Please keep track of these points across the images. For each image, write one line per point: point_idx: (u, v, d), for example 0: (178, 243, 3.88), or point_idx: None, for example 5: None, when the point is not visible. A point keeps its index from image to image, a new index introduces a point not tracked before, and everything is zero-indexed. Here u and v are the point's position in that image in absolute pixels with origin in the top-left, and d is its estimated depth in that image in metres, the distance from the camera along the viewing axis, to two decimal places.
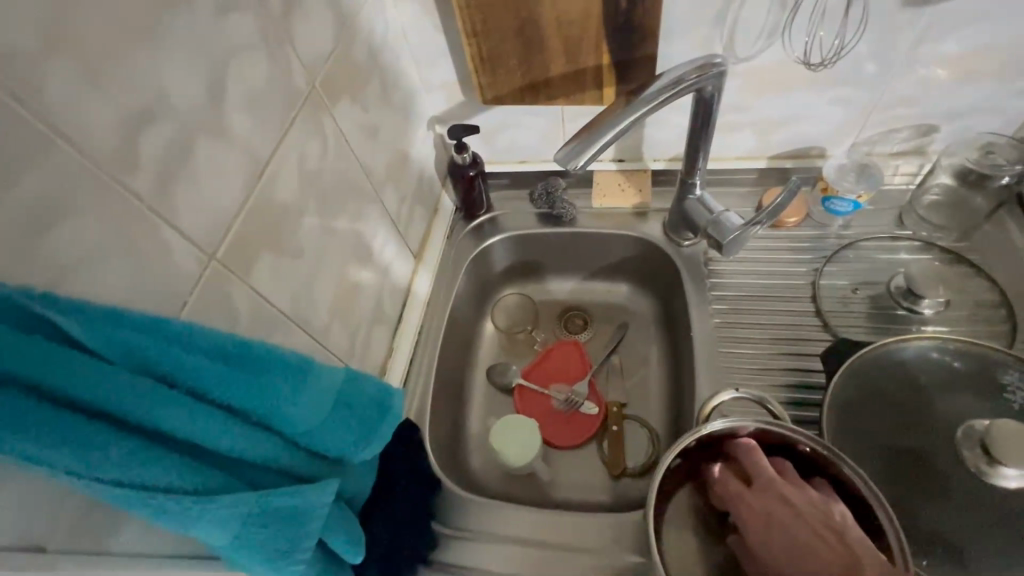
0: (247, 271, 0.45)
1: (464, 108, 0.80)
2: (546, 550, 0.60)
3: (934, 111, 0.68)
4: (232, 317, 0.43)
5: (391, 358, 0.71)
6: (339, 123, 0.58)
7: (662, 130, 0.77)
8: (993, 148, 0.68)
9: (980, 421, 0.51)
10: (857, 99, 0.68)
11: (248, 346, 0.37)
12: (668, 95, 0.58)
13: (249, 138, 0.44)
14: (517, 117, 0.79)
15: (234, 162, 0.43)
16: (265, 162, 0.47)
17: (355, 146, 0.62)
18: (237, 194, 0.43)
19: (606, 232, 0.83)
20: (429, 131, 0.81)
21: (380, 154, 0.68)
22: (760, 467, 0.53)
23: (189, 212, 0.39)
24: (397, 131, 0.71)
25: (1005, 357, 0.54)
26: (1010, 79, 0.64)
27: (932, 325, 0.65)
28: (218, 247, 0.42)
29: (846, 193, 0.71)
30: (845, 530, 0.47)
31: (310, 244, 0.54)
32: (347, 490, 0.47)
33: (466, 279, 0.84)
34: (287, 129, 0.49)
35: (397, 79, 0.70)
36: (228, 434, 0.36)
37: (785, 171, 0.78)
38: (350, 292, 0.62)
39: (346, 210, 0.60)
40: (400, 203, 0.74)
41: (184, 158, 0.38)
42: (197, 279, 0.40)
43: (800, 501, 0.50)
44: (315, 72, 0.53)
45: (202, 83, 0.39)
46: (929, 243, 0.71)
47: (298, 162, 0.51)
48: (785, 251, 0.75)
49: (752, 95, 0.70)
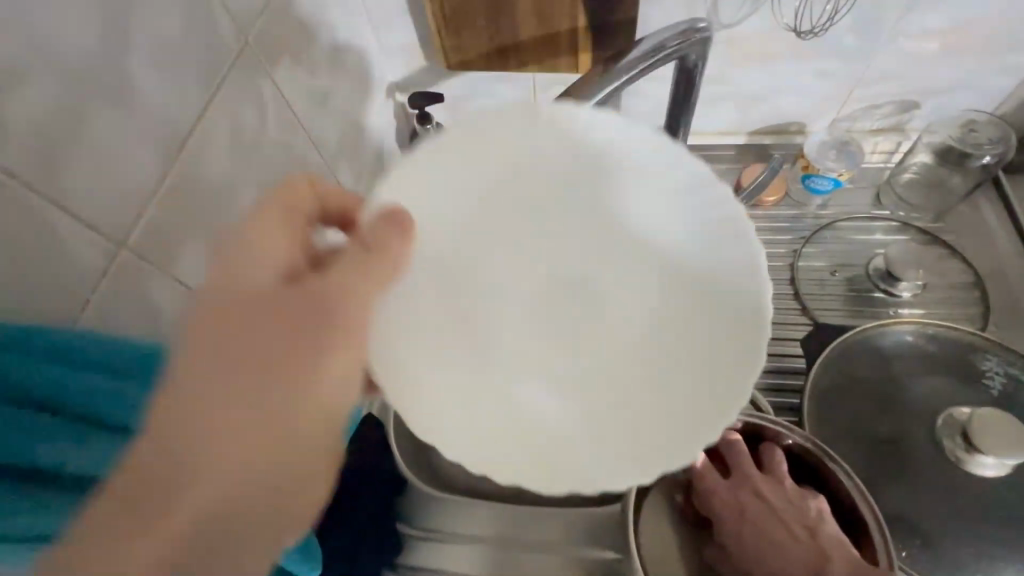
0: (169, 260, 0.39)
1: (426, 74, 0.73)
2: (519, 549, 0.57)
3: (917, 86, 0.66)
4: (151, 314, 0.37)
5: None
6: (281, 88, 0.51)
7: (639, 102, 0.73)
8: (975, 125, 0.66)
9: (961, 409, 0.50)
10: (842, 72, 0.65)
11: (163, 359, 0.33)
12: (648, 63, 0.53)
13: (162, 102, 0.37)
14: (483, 86, 0.73)
15: (143, 133, 0.36)
16: (190, 133, 0.40)
17: (301, 115, 0.55)
18: (151, 170, 0.37)
19: None
20: (389, 99, 0.74)
21: (331, 124, 0.61)
22: (740, 463, 0.51)
23: (87, 191, 0.32)
24: (349, 99, 0.64)
25: (981, 342, 0.53)
26: (994, 54, 0.61)
27: (907, 308, 0.64)
28: (130, 232, 0.35)
29: (828, 170, 0.68)
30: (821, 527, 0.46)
31: None
32: None
33: None
34: (216, 91, 0.42)
35: (349, 40, 0.63)
36: None
37: (764, 147, 0.75)
38: None
39: None
40: (355, 178, 0.67)
41: (76, 126, 0.31)
42: (102, 272, 0.34)
43: (776, 498, 0.49)
44: (247, 25, 0.45)
45: (97, 31, 0.32)
46: (906, 224, 0.69)
47: (232, 133, 0.44)
48: (763, 231, 0.72)
49: (735, 65, 0.66)
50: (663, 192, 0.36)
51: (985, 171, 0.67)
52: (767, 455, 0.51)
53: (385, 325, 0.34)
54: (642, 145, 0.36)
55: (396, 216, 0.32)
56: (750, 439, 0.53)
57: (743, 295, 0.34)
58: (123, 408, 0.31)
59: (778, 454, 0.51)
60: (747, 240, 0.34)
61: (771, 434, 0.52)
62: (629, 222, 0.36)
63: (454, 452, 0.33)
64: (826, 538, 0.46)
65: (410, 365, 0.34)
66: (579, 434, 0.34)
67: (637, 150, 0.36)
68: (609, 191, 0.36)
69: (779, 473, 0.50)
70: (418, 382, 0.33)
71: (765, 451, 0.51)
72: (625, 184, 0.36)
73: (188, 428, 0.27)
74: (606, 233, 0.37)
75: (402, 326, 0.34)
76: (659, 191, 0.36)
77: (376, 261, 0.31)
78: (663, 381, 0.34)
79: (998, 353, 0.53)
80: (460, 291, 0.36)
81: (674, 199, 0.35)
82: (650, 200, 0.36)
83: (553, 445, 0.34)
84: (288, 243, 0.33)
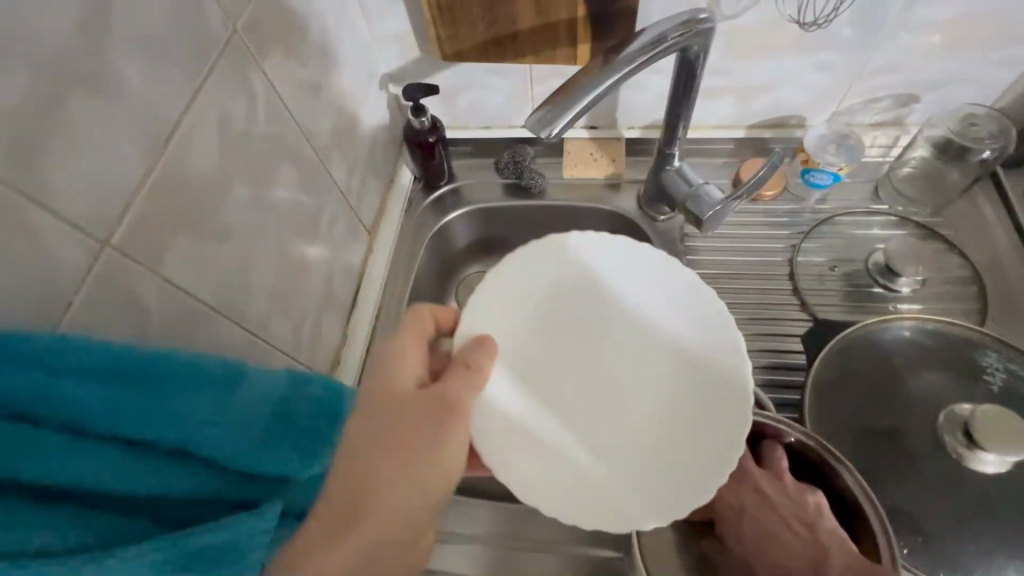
0: (158, 259, 0.37)
1: (420, 65, 0.71)
2: (518, 548, 0.56)
3: (918, 80, 0.65)
4: (140, 315, 0.36)
5: (345, 346, 0.65)
6: (271, 78, 0.49)
7: (637, 95, 0.72)
8: (975, 120, 0.65)
9: (961, 406, 0.50)
10: (843, 65, 0.64)
11: (155, 360, 0.30)
12: (648, 56, 0.51)
13: (144, 92, 0.35)
14: (478, 78, 0.72)
15: (125, 125, 0.34)
16: (176, 126, 0.38)
17: (291, 105, 0.53)
18: (136, 165, 0.35)
19: (575, 205, 0.77)
20: (382, 90, 0.73)
21: (324, 116, 0.59)
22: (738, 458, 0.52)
23: (67, 187, 0.31)
24: (342, 91, 0.62)
25: (981, 338, 0.53)
26: (996, 48, 0.61)
27: (906, 304, 0.63)
28: (114, 230, 0.34)
29: (828, 165, 0.68)
30: (818, 521, 0.46)
31: (243, 226, 0.46)
32: (295, 506, 0.41)
33: (426, 256, 0.78)
34: (202, 80, 0.40)
35: (340, 28, 0.61)
36: (131, 470, 0.29)
37: (764, 141, 0.75)
38: (294, 275, 0.54)
39: (283, 182, 0.52)
40: (349, 172, 0.66)
41: (52, 117, 0.30)
42: (87, 270, 0.32)
43: (775, 492, 0.49)
44: (234, 12, 0.43)
45: (73, 14, 0.30)
46: (904, 218, 0.69)
47: (220, 125, 0.43)
48: (761, 226, 0.72)
49: (736, 57, 0.65)
50: (663, 297, 0.48)
51: (983, 167, 0.67)
52: (765, 451, 0.51)
53: (485, 411, 0.44)
54: (648, 262, 0.49)
55: (484, 341, 0.44)
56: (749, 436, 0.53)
57: (734, 374, 0.44)
58: (110, 418, 0.28)
59: (777, 450, 0.51)
60: (731, 330, 0.45)
61: (772, 431, 0.50)
62: (650, 323, 0.48)
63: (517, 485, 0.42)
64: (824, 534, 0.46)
65: (507, 440, 0.44)
66: (622, 483, 0.43)
67: (649, 268, 0.49)
68: (629, 301, 0.49)
69: (778, 468, 0.50)
70: (513, 450, 0.43)
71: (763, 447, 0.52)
72: (640, 293, 0.49)
73: (358, 484, 0.39)
74: (633, 333, 0.48)
75: (502, 413, 0.44)
76: (660, 298, 0.48)
77: (477, 379, 0.43)
78: (691, 447, 0.43)
79: (997, 348, 0.53)
80: (536, 385, 0.46)
81: (671, 303, 0.48)
82: (660, 307, 0.48)
83: (613, 490, 0.43)
84: (418, 363, 0.46)
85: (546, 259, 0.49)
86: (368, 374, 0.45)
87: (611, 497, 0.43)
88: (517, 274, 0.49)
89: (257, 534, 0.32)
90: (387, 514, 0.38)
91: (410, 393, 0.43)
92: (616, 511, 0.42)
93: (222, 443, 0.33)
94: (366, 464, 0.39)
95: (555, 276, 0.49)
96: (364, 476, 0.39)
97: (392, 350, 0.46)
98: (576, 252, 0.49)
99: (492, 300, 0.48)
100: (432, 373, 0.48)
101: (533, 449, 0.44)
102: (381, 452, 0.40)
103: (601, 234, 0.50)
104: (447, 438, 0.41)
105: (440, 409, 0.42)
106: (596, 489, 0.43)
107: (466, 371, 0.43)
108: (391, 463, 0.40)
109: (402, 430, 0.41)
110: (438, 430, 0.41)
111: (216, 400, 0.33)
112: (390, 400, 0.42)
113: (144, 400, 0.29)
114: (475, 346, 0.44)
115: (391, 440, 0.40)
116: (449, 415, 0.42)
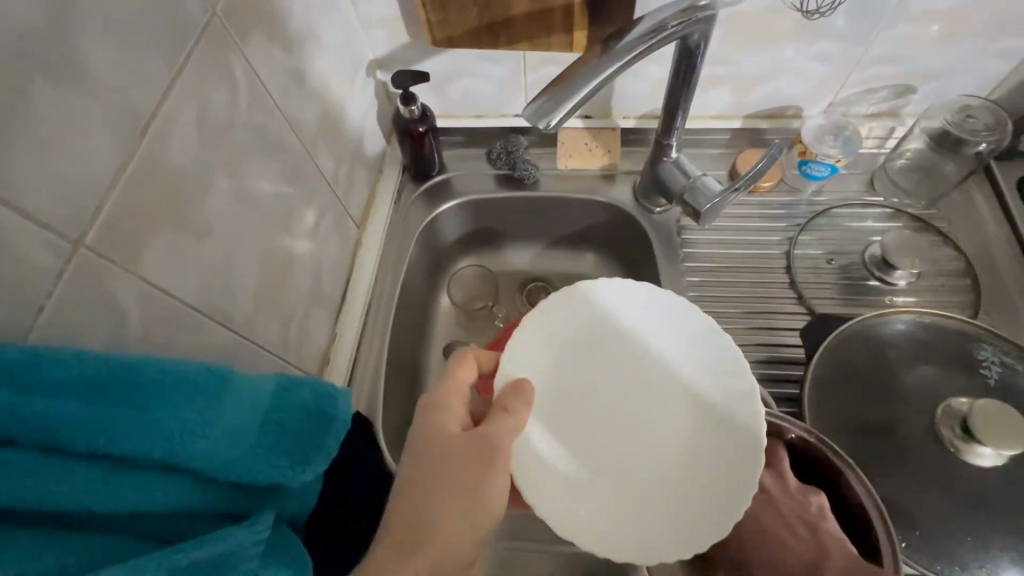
0: (136, 258, 0.35)
1: (409, 51, 0.68)
2: (515, 547, 0.56)
3: (916, 70, 0.64)
4: (118, 320, 0.34)
5: (335, 344, 0.64)
6: (253, 64, 0.47)
7: (633, 84, 0.70)
8: (971, 111, 0.64)
9: (958, 400, 0.50)
10: (841, 55, 0.63)
11: (134, 371, 0.29)
12: (647, 45, 0.50)
13: (116, 80, 0.33)
14: (470, 65, 0.69)
15: (94, 115, 0.31)
16: (152, 116, 0.35)
17: (276, 93, 0.50)
18: (108, 158, 0.32)
19: (569, 197, 0.76)
20: (369, 77, 0.70)
21: (309, 105, 0.57)
22: None
23: (32, 185, 0.28)
24: (328, 78, 0.60)
25: (977, 331, 0.53)
26: (994, 38, 0.60)
27: (902, 296, 0.63)
28: (87, 229, 0.31)
29: (826, 156, 0.67)
30: (817, 522, 0.46)
31: (227, 222, 0.44)
32: (286, 511, 0.40)
33: (417, 249, 0.76)
34: (180, 66, 0.38)
35: (326, 11, 0.58)
36: (112, 489, 0.28)
37: (760, 132, 0.74)
38: (280, 271, 0.52)
39: (268, 174, 0.49)
40: (336, 164, 0.63)
41: (13, 106, 0.27)
42: (59, 273, 0.30)
43: (777, 491, 0.49)
44: None
45: None
46: (899, 211, 0.69)
47: (199, 115, 0.40)
48: (758, 218, 0.71)
49: (734, 46, 0.63)
50: (681, 340, 0.49)
51: (979, 159, 0.66)
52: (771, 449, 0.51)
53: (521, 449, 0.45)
54: (667, 306, 0.50)
55: (523, 388, 0.45)
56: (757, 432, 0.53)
57: (748, 415, 0.45)
58: (88, 435, 0.26)
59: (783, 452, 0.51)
60: (745, 372, 0.46)
61: (774, 429, 0.51)
62: (667, 363, 0.49)
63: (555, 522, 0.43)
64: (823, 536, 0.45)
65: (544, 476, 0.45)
66: (649, 526, 0.44)
67: (667, 313, 0.50)
68: (647, 343, 0.50)
69: (782, 468, 0.50)
70: (547, 484, 0.44)
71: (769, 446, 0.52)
72: (658, 336, 0.50)
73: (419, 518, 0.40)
74: (651, 371, 0.49)
75: (538, 454, 0.45)
76: (679, 340, 0.49)
77: (517, 420, 0.43)
78: (705, 484, 0.44)
79: (993, 341, 0.53)
80: (568, 422, 0.47)
81: (687, 345, 0.49)
82: (677, 348, 0.49)
83: (645, 524, 0.44)
84: (462, 409, 0.46)
85: (572, 305, 0.51)
86: (416, 418, 0.46)
87: (642, 534, 0.43)
88: (547, 318, 0.50)
89: (246, 543, 0.32)
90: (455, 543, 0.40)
91: (455, 435, 0.44)
92: (649, 546, 0.43)
93: (210, 455, 0.31)
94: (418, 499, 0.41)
95: (579, 319, 0.51)
96: (417, 509, 0.41)
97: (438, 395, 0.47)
98: (599, 297, 0.51)
99: (527, 344, 0.49)
100: (474, 417, 0.49)
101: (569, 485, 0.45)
102: (429, 484, 0.41)
103: (623, 279, 0.52)
104: (493, 476, 0.42)
105: (485, 451, 0.42)
106: (629, 522, 0.44)
107: (505, 414, 0.43)
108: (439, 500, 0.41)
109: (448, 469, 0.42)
110: (483, 468, 0.42)
111: (202, 410, 0.31)
112: (438, 443, 0.43)
113: (125, 415, 0.28)
114: (514, 390, 0.45)
115: (436, 479, 0.41)
116: (492, 456, 0.42)
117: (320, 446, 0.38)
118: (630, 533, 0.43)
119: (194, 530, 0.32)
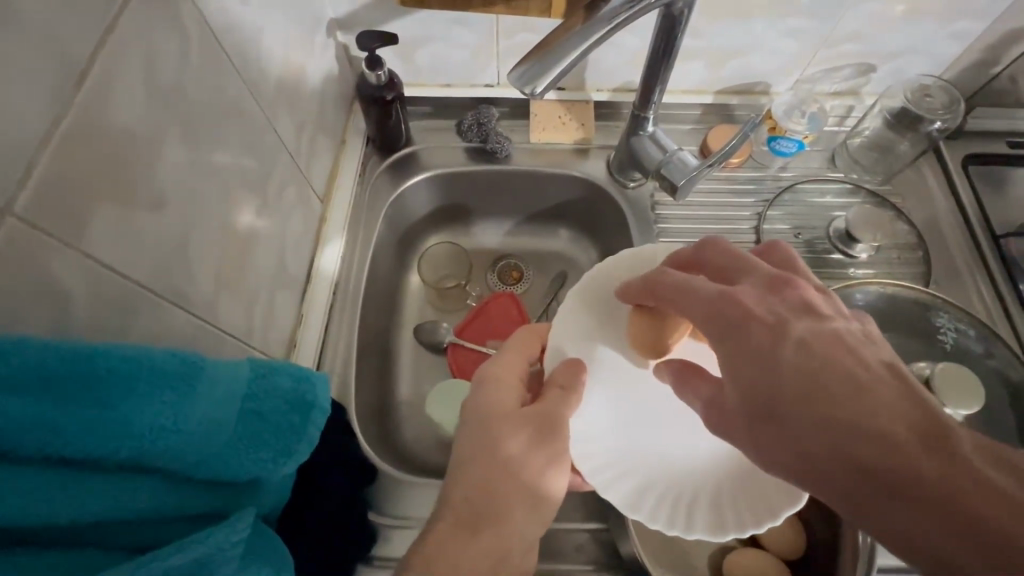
0: (79, 231, 0.30)
1: (374, 12, 0.63)
2: None
3: (877, 50, 0.67)
4: (62, 307, 0.30)
5: (302, 326, 0.59)
6: (205, 12, 0.41)
7: (609, 56, 0.69)
8: (929, 90, 0.68)
9: (919, 364, 0.54)
10: (812, 32, 0.64)
11: (80, 362, 0.25)
12: (635, 9, 0.46)
13: (47, 22, 0.28)
14: (441, 29, 0.65)
15: (16, 62, 0.26)
16: (89, 67, 0.31)
17: (231, 48, 0.45)
18: (38, 115, 0.28)
19: (543, 171, 0.74)
20: (330, 39, 0.65)
21: (268, 65, 0.51)
22: (669, 291, 0.39)
23: None
24: (285, 35, 0.54)
25: (937, 301, 0.56)
26: (951, 20, 0.63)
27: (862, 269, 0.66)
28: (17, 195, 0.27)
29: (794, 133, 0.68)
30: (866, 357, 0.32)
31: (182, 192, 0.39)
32: (267, 508, 0.37)
33: (383, 227, 0.72)
34: (121, 5, 0.33)
35: None
36: (63, 496, 0.24)
37: (730, 108, 0.75)
38: (238, 249, 0.47)
39: (224, 141, 0.44)
40: (298, 133, 0.58)
41: None
42: None
43: (756, 326, 0.34)
44: None
45: None
46: (857, 186, 0.72)
47: (145, 66, 0.35)
48: (727, 194, 0.72)
49: (710, 19, 0.63)
50: None
51: (930, 138, 0.69)
52: (748, 271, 0.38)
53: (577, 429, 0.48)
54: None
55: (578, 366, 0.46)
56: (663, 271, 0.40)
57: None
58: (38, 436, 0.23)
59: (795, 254, 0.41)
60: None
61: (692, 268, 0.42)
62: None
63: (613, 496, 0.45)
64: (926, 400, 0.30)
65: (602, 461, 0.47)
66: (714, 503, 0.46)
67: None
68: None
69: (802, 293, 0.36)
70: (597, 462, 0.47)
71: (679, 295, 0.38)
72: None
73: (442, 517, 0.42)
74: None
75: (588, 439, 0.48)
76: None
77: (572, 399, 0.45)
78: None
79: (948, 309, 0.56)
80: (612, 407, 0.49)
81: None
82: None
83: (701, 497, 0.46)
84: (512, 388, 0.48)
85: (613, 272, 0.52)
86: (469, 398, 0.49)
87: (711, 511, 0.45)
88: (589, 298, 0.52)
89: (226, 545, 0.29)
90: (512, 533, 0.43)
91: (476, 421, 0.46)
92: (709, 516, 0.45)
93: (182, 449, 0.28)
94: (485, 474, 0.43)
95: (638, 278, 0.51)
96: (480, 489, 0.43)
97: (491, 371, 0.49)
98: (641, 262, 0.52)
99: (570, 335, 0.50)
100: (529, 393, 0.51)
101: (627, 474, 0.47)
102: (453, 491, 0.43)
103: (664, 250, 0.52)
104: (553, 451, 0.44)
105: (547, 423, 0.44)
106: (688, 499, 0.46)
107: (562, 392, 0.45)
108: (489, 480, 0.43)
109: (475, 470, 0.43)
110: (503, 461, 0.43)
111: (171, 403, 0.27)
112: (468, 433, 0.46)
113: (75, 413, 0.24)
114: (567, 368, 0.46)
115: (499, 460, 0.43)
116: (554, 426, 0.44)
117: (300, 438, 0.34)
118: (698, 508, 0.45)
119: (164, 535, 0.29)
